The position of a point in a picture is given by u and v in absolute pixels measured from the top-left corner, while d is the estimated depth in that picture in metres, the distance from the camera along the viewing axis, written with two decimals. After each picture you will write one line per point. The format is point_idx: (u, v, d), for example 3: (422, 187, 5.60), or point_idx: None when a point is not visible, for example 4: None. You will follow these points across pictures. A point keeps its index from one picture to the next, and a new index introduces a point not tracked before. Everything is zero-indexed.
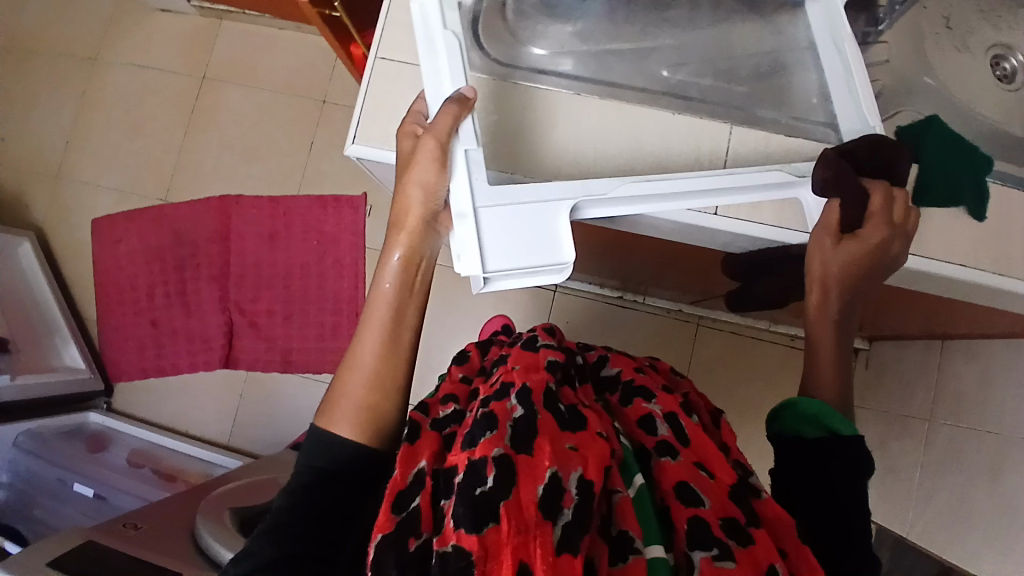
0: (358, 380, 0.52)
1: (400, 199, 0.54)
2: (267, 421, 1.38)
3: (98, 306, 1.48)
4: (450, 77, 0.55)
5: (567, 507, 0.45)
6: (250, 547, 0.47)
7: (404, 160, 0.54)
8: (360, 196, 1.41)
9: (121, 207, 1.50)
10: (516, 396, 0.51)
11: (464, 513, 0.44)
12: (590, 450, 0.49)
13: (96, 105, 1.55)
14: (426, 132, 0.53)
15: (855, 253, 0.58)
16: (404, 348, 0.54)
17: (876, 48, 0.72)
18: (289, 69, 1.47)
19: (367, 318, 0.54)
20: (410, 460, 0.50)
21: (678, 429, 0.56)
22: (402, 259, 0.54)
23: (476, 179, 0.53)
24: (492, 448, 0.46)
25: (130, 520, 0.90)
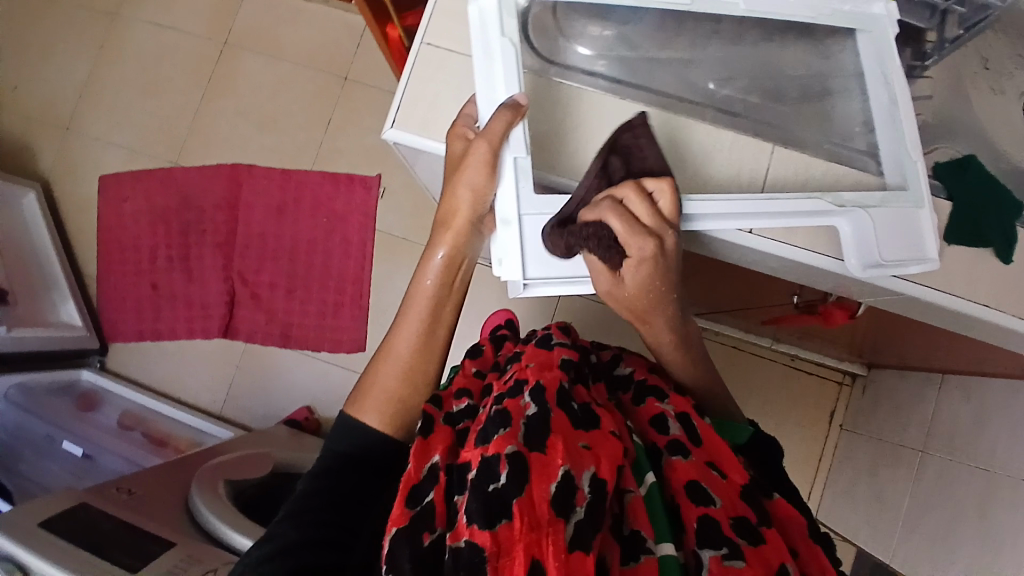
0: (390, 370, 0.55)
1: (449, 200, 0.56)
2: (260, 395, 1.38)
3: (99, 263, 1.46)
4: (504, 83, 0.54)
5: (579, 505, 0.43)
6: (271, 531, 0.48)
7: (454, 162, 0.56)
8: (374, 177, 1.40)
9: (131, 165, 1.48)
10: (529, 394, 0.49)
11: (476, 508, 0.41)
12: (603, 449, 0.47)
13: (113, 60, 1.52)
14: (478, 134, 0.52)
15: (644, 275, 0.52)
16: (439, 343, 0.58)
17: (920, 83, 0.72)
18: (312, 42, 1.45)
19: (405, 311, 0.58)
20: (424, 453, 0.48)
21: (690, 429, 0.55)
22: (446, 257, 0.58)
23: (523, 188, 0.53)
24: (505, 445, 0.44)
25: (123, 484, 0.89)
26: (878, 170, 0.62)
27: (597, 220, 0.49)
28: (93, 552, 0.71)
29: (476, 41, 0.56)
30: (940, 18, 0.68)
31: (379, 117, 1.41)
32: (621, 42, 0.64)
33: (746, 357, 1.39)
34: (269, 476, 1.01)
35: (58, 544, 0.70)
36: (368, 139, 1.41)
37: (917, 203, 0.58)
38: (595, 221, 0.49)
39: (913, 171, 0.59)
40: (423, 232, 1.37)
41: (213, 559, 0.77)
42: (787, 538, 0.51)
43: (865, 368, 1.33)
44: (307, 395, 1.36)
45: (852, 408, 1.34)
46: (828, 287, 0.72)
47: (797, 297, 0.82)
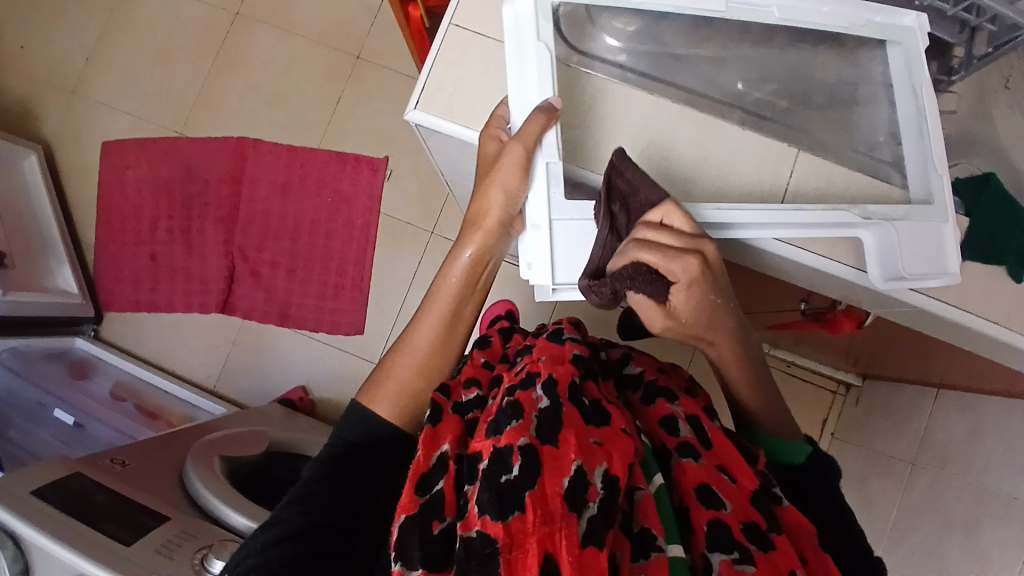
0: (407, 362, 0.56)
1: (480, 200, 0.55)
2: (255, 372, 1.37)
3: (98, 230, 1.44)
4: (539, 85, 0.53)
5: (592, 501, 0.42)
6: (277, 514, 0.48)
7: (486, 163, 0.55)
8: (381, 159, 1.38)
9: (135, 133, 1.46)
10: (542, 387, 0.49)
11: (489, 500, 0.41)
12: (615, 446, 0.47)
13: (122, 24, 1.50)
14: (514, 136, 0.52)
15: (698, 296, 0.50)
16: (457, 340, 0.58)
17: (945, 98, 0.72)
18: (326, 19, 1.43)
19: (427, 305, 0.58)
20: (434, 441, 0.48)
21: (700, 431, 0.55)
22: (472, 258, 0.58)
23: (554, 192, 0.52)
24: (518, 437, 0.44)
25: (117, 456, 0.88)
26: (902, 182, 0.62)
27: (634, 262, 0.48)
28: (87, 521, 0.70)
29: (511, 45, 0.55)
30: (969, 36, 0.64)
31: (389, 99, 1.40)
32: (643, 35, 0.62)
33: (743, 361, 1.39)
34: (264, 455, 1.01)
35: (52, 511, 0.69)
36: (377, 121, 1.40)
37: (943, 218, 0.58)
38: (631, 264, 0.48)
39: (938, 186, 0.59)
40: (429, 218, 1.36)
41: (207, 535, 0.76)
42: (796, 546, 0.51)
43: (861, 379, 1.32)
44: (302, 375, 1.36)
45: (845, 418, 1.34)
46: (839, 296, 0.72)
47: (805, 303, 0.82)
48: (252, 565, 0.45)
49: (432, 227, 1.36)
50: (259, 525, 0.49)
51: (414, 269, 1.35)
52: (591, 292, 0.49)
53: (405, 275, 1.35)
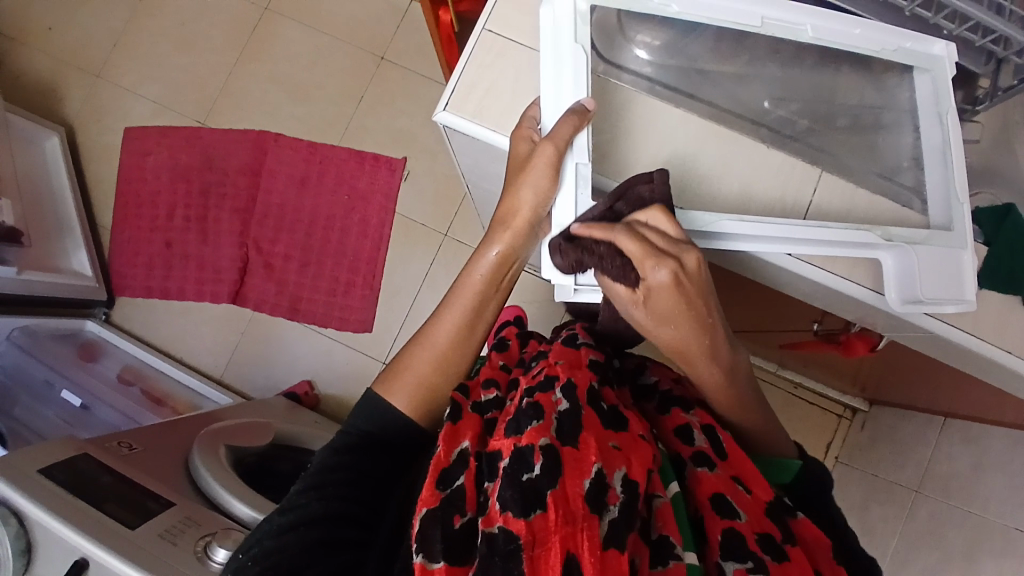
0: (426, 357, 0.56)
1: (510, 200, 0.56)
2: (262, 363, 1.37)
3: (115, 214, 1.45)
4: (573, 84, 0.54)
5: (613, 504, 0.43)
6: (294, 500, 0.50)
7: (518, 162, 0.56)
8: (399, 159, 1.39)
9: (157, 119, 1.47)
10: (562, 390, 0.49)
11: (512, 498, 0.42)
12: (634, 453, 0.47)
13: (152, 11, 1.51)
14: (545, 136, 0.52)
15: (667, 297, 0.49)
16: (476, 338, 0.59)
17: (969, 127, 0.72)
18: (353, 18, 1.45)
19: (449, 300, 0.58)
20: (454, 438, 0.49)
21: (714, 441, 0.55)
22: (499, 256, 0.58)
23: (581, 196, 0.54)
24: (539, 437, 0.44)
25: (124, 439, 0.89)
26: (922, 209, 0.62)
27: (609, 243, 0.48)
28: (93, 501, 0.70)
29: (548, 50, 0.56)
30: (996, 66, 0.64)
31: (411, 100, 1.41)
32: (670, 48, 0.63)
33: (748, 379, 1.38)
34: (269, 447, 1.01)
35: (58, 489, 0.69)
36: (397, 121, 1.41)
37: (963, 246, 0.58)
38: (607, 244, 0.48)
39: (958, 214, 0.59)
40: (443, 220, 1.37)
41: (211, 523, 0.76)
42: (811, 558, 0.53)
43: (867, 404, 1.32)
44: (308, 370, 1.36)
45: (849, 442, 1.33)
46: (853, 317, 0.72)
47: (818, 324, 0.83)
48: (269, 547, 0.47)
49: (447, 229, 1.37)
50: (276, 508, 0.51)
51: (426, 270, 1.36)
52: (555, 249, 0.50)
53: (417, 275, 1.36)
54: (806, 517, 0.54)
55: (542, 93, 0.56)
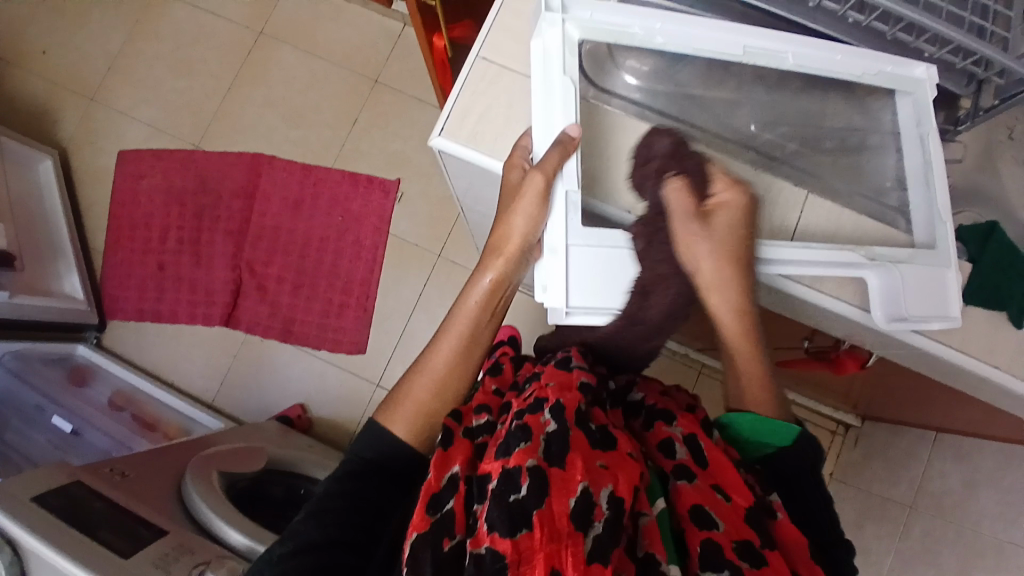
0: (423, 383, 0.57)
1: (502, 228, 0.58)
2: (254, 388, 1.36)
3: (108, 237, 1.45)
4: (563, 110, 0.55)
5: (598, 520, 0.43)
6: (295, 528, 0.51)
7: (510, 190, 0.58)
8: (393, 181, 1.40)
9: (151, 143, 1.48)
10: (550, 411, 0.50)
11: (498, 517, 0.42)
12: (622, 470, 0.47)
13: (147, 35, 1.53)
14: (534, 166, 0.55)
15: (732, 211, 0.59)
16: (473, 364, 0.59)
17: (952, 147, 0.74)
18: (347, 42, 1.47)
19: (446, 326, 0.59)
20: (444, 465, 0.49)
21: (698, 453, 0.56)
22: (492, 282, 0.59)
23: (571, 220, 0.55)
24: (526, 458, 0.45)
25: (117, 466, 0.88)
26: (906, 228, 0.63)
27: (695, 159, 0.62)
28: (85, 529, 0.70)
29: (538, 78, 0.57)
30: (978, 86, 0.65)
31: (404, 122, 1.43)
32: (659, 74, 0.64)
33: None
34: (262, 472, 1.00)
35: (50, 516, 0.69)
36: (391, 144, 1.42)
37: (947, 264, 0.60)
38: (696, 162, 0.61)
39: (942, 233, 0.60)
40: (436, 241, 1.38)
41: (205, 550, 0.76)
42: (789, 560, 0.52)
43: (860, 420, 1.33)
44: (301, 392, 1.35)
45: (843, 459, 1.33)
46: (842, 335, 0.73)
47: (808, 341, 0.84)
48: None
49: (440, 249, 1.38)
50: (276, 539, 0.51)
51: (419, 292, 1.36)
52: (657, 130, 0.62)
53: (410, 297, 1.36)
54: (787, 521, 0.54)
55: (533, 120, 0.57)
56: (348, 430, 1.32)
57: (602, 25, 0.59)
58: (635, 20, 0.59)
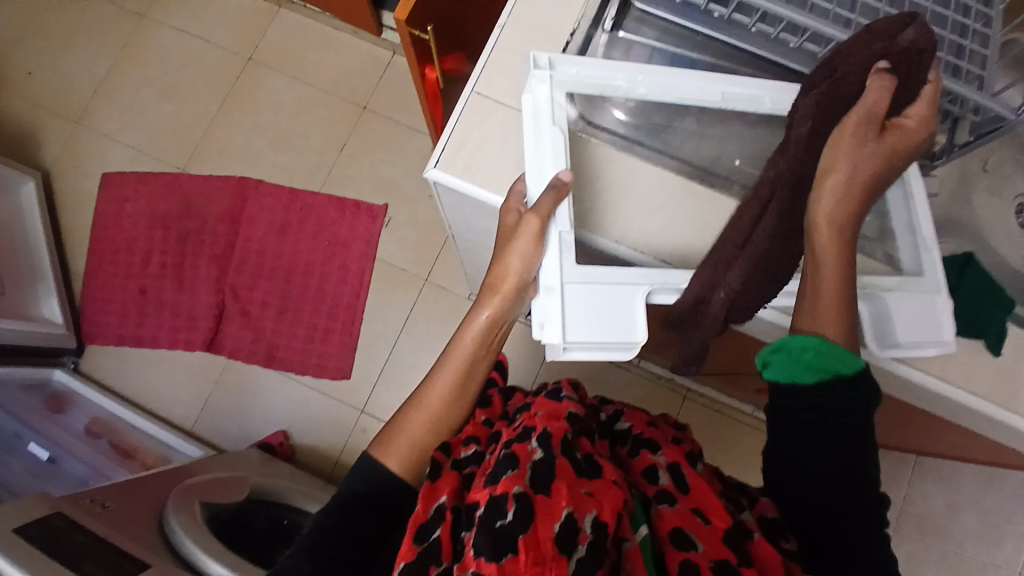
0: (418, 419, 0.58)
1: (499, 266, 0.57)
2: (235, 414, 1.34)
3: (89, 260, 1.43)
4: (553, 160, 0.58)
5: (581, 544, 0.44)
6: (286, 563, 0.50)
7: (506, 233, 0.58)
8: (380, 206, 1.41)
9: (136, 166, 1.47)
10: (537, 439, 0.51)
11: (484, 542, 0.43)
12: (606, 496, 0.49)
13: (135, 60, 1.53)
14: (529, 210, 0.56)
15: (898, 142, 0.53)
16: (468, 399, 0.59)
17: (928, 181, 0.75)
18: (336, 69, 1.48)
19: (443, 361, 0.60)
20: (430, 497, 0.50)
21: (680, 480, 0.58)
22: (488, 320, 0.59)
23: (566, 259, 0.56)
24: (513, 485, 0.47)
25: (98, 497, 0.86)
26: (882, 259, 0.64)
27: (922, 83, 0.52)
28: (66, 563, 0.68)
29: (529, 131, 0.60)
30: (952, 124, 0.67)
31: (392, 148, 1.44)
32: (645, 109, 0.66)
33: (726, 424, 1.34)
34: (246, 503, 0.98)
35: (30, 550, 0.67)
36: (379, 169, 1.43)
37: (936, 290, 0.61)
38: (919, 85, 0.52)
39: (928, 260, 0.63)
40: (424, 265, 1.38)
41: None
42: None
43: None
44: (283, 418, 1.33)
45: None
46: None
47: None
48: None
49: (427, 274, 1.38)
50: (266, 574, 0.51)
51: (406, 317, 1.36)
52: (925, 23, 0.47)
53: (396, 321, 1.36)
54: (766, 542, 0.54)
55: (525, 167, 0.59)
56: (332, 457, 1.30)
57: (587, 79, 0.61)
58: (618, 73, 0.62)
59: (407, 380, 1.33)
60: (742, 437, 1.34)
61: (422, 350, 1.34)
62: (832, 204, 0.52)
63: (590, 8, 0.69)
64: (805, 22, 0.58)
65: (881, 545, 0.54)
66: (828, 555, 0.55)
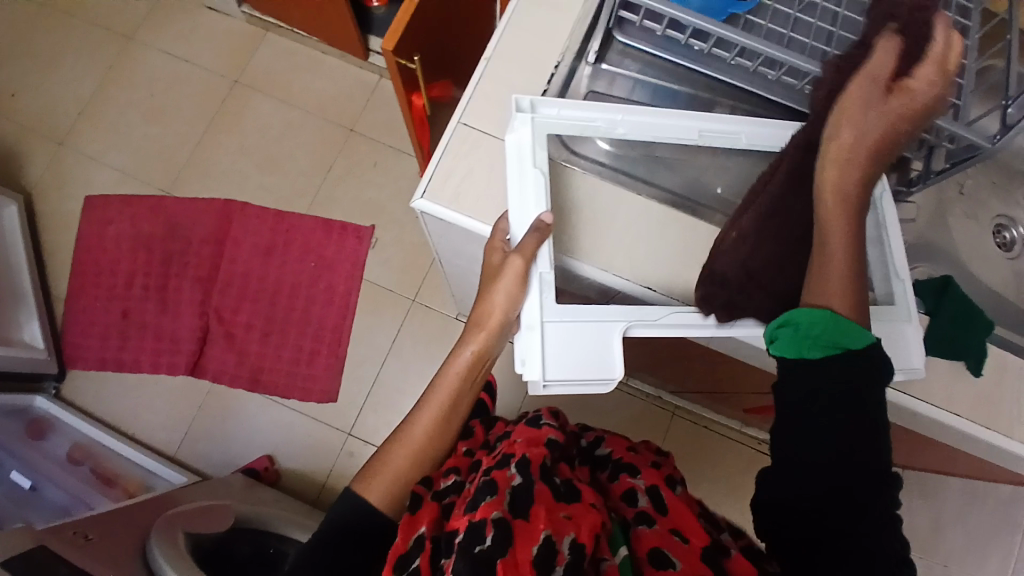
0: (403, 451, 0.60)
1: (484, 303, 0.59)
2: (219, 439, 1.32)
3: (72, 283, 1.41)
4: (535, 202, 0.59)
5: (559, 565, 0.48)
6: None
7: (491, 271, 0.59)
8: (367, 228, 1.41)
9: (121, 188, 1.46)
10: (516, 466, 0.56)
11: (464, 568, 0.46)
12: (584, 518, 0.53)
13: (121, 81, 1.52)
14: (514, 249, 0.57)
15: (903, 103, 0.54)
16: (451, 431, 0.62)
17: (905, 207, 0.77)
18: (323, 92, 1.49)
19: (428, 396, 0.62)
20: (412, 526, 0.53)
21: (658, 501, 0.64)
22: (473, 354, 0.61)
23: (546, 299, 0.58)
24: (492, 511, 0.51)
25: (80, 530, 0.84)
26: (869, 287, 0.66)
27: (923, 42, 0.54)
28: None
29: (511, 165, 0.61)
30: (929, 151, 0.69)
31: (379, 170, 1.45)
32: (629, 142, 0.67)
33: (713, 441, 1.35)
34: (230, 532, 0.96)
35: None
36: (366, 191, 1.43)
37: (907, 318, 0.63)
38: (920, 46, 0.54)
39: (900, 290, 0.64)
40: (411, 287, 1.39)
41: None
42: None
43: None
44: (268, 442, 1.32)
45: None
46: None
47: None
48: None
49: (414, 295, 1.38)
50: None
51: (393, 338, 1.36)
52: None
53: (384, 342, 1.36)
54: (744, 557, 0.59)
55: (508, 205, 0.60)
56: (318, 481, 1.29)
57: (567, 120, 0.62)
58: (596, 114, 0.63)
59: (395, 401, 1.33)
60: (729, 454, 1.35)
61: (410, 371, 1.34)
62: (854, 137, 0.54)
63: (573, 44, 0.70)
64: (781, 57, 0.60)
65: (898, 530, 0.50)
66: (846, 540, 0.49)
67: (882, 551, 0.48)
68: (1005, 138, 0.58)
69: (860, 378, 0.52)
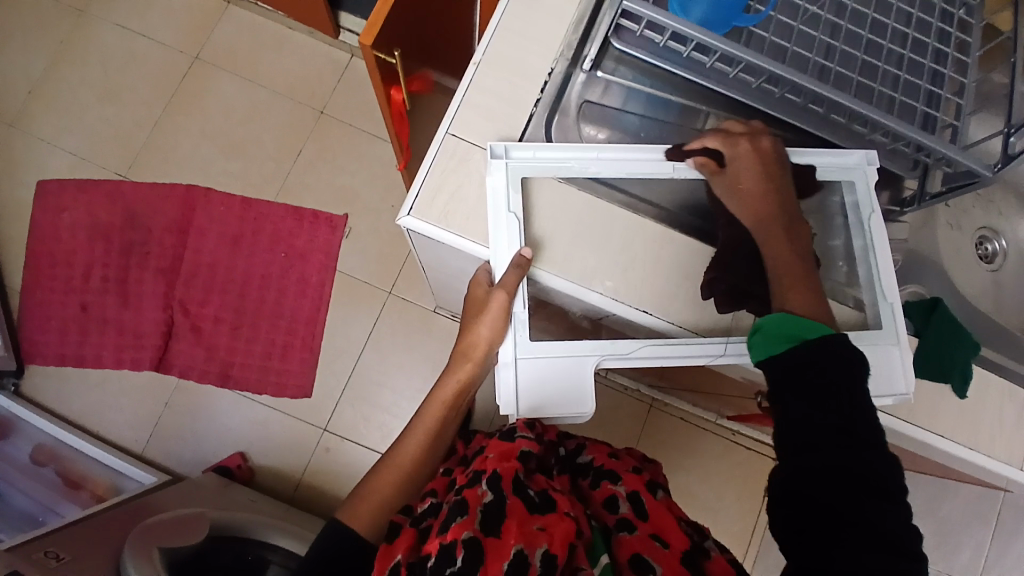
0: (389, 475, 0.62)
1: (470, 336, 0.61)
2: (187, 437, 1.28)
3: (26, 275, 1.34)
4: (509, 239, 0.60)
5: None
6: None
7: (477, 304, 0.61)
8: (340, 217, 1.37)
9: (76, 173, 1.38)
10: (486, 483, 0.56)
11: None
12: (557, 528, 0.53)
13: (73, 57, 1.42)
14: (496, 285, 0.60)
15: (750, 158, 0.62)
16: (436, 454, 0.65)
17: (897, 226, 0.75)
18: (292, 72, 1.42)
19: (416, 420, 0.66)
20: (388, 556, 0.54)
21: (639, 508, 0.66)
22: (460, 384, 0.65)
23: (520, 336, 0.61)
24: (462, 531, 0.51)
25: (51, 548, 0.80)
26: (858, 305, 0.65)
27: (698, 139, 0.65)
28: None
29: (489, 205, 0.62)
30: (924, 173, 0.69)
31: (353, 156, 1.39)
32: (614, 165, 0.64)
33: (690, 433, 1.36)
34: (207, 541, 0.93)
35: None
36: (339, 178, 1.38)
37: (894, 341, 0.62)
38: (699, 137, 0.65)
39: (887, 310, 0.63)
40: (387, 278, 1.35)
41: None
42: None
43: None
44: (241, 439, 1.28)
45: None
46: None
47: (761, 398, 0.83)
48: None
49: (390, 287, 1.35)
50: None
51: (370, 331, 1.33)
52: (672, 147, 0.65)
53: (360, 335, 1.33)
54: (723, 560, 0.61)
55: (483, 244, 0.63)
56: (294, 478, 1.27)
57: (542, 161, 0.63)
58: (571, 154, 0.64)
59: (371, 396, 1.30)
60: (705, 445, 1.36)
61: (386, 364, 1.32)
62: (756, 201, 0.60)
63: (568, 49, 0.68)
64: (785, 76, 0.58)
65: (905, 516, 0.46)
66: (851, 530, 0.45)
67: (892, 541, 0.45)
68: (1006, 167, 0.58)
69: (834, 367, 0.51)
